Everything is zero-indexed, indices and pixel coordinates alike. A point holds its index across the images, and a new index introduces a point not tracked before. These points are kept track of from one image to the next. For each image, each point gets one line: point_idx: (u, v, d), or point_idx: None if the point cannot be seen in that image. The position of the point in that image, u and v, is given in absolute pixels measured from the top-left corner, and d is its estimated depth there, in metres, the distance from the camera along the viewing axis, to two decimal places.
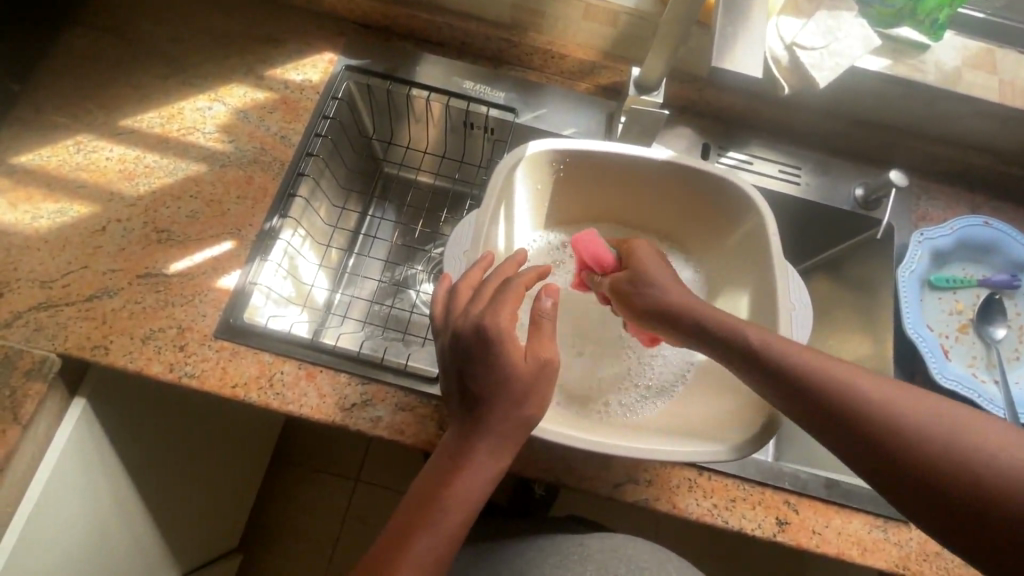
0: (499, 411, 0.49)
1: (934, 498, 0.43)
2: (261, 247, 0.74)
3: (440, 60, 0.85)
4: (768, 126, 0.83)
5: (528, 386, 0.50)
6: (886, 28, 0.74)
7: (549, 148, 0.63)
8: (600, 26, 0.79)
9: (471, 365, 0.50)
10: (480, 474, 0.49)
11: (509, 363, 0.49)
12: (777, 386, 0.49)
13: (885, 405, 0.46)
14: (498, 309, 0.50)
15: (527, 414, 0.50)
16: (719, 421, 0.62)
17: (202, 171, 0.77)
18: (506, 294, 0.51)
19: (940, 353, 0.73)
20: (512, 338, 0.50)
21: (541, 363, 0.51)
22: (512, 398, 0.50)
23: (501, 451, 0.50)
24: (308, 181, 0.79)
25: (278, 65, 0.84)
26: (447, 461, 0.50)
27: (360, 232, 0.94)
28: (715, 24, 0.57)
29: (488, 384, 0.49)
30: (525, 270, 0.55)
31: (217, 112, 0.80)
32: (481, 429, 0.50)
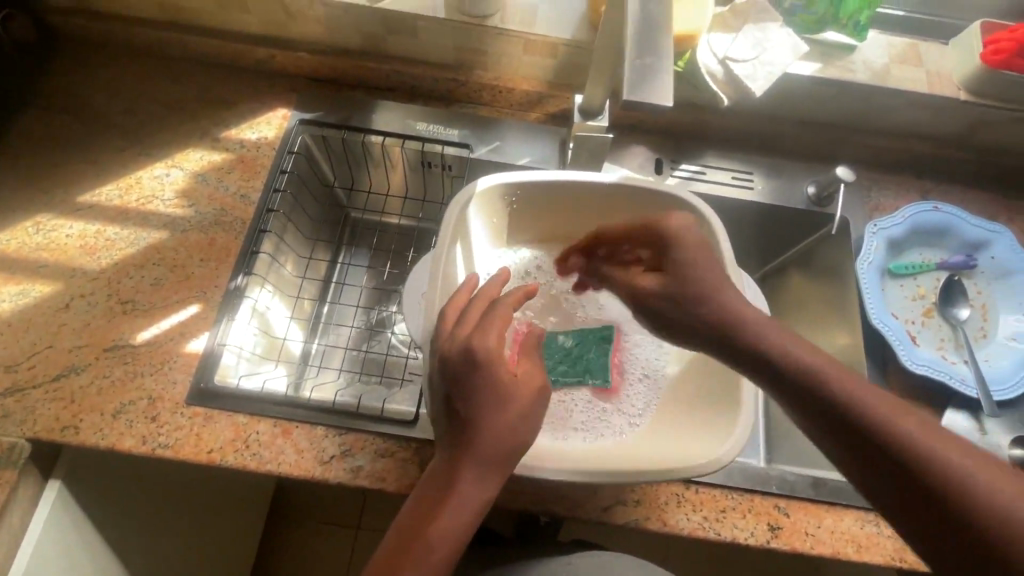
0: (489, 435, 0.49)
1: (930, 519, 0.38)
2: (227, 307, 0.74)
3: (395, 105, 0.86)
4: (716, 135, 0.86)
5: (520, 412, 0.50)
6: (813, 34, 0.77)
7: (499, 183, 0.62)
8: (540, 59, 0.81)
9: (459, 389, 0.50)
10: (467, 503, 0.48)
11: (498, 385, 0.50)
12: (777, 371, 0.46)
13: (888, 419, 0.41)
14: (486, 331, 0.50)
15: (518, 440, 0.50)
16: (703, 422, 0.62)
17: (163, 238, 0.77)
18: (493, 316, 0.50)
19: (908, 340, 0.73)
20: (500, 357, 0.50)
21: (534, 389, 0.51)
22: (501, 423, 0.49)
23: (489, 479, 0.49)
24: (271, 236, 0.80)
25: (233, 126, 0.85)
26: (435, 494, 0.49)
27: (331, 280, 0.94)
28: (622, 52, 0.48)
29: (477, 407, 0.49)
30: (511, 291, 0.55)
31: (174, 178, 0.81)
32: (469, 455, 0.49)
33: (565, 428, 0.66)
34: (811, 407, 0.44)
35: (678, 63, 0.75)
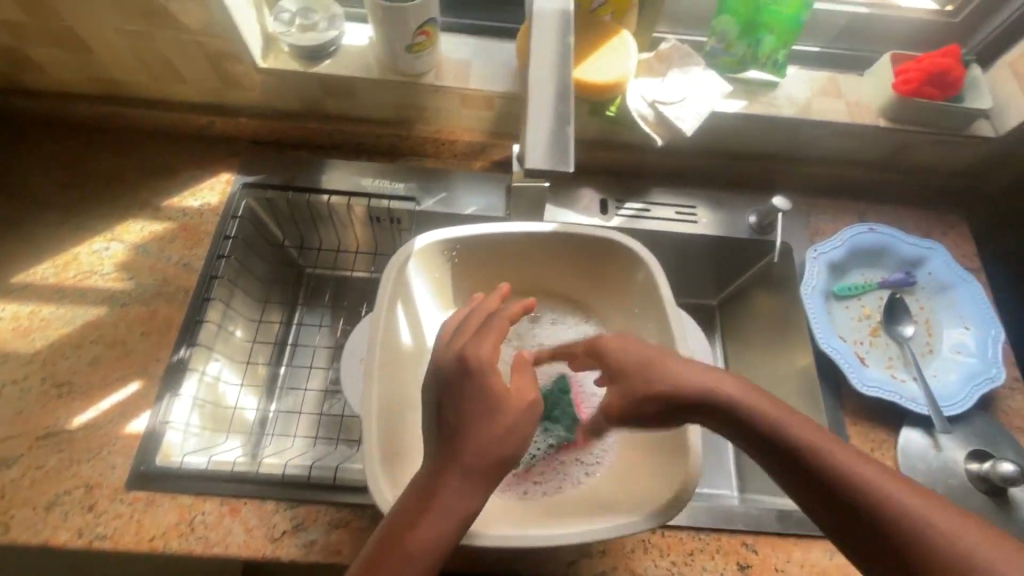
0: (476, 442, 0.47)
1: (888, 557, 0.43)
2: (171, 382, 0.71)
3: (341, 163, 0.86)
4: (657, 173, 0.88)
5: (510, 419, 0.48)
6: (736, 74, 0.80)
7: (435, 240, 0.62)
8: (479, 111, 0.82)
9: (451, 396, 0.50)
10: (448, 514, 0.45)
11: (488, 394, 0.49)
12: (744, 427, 0.50)
13: (849, 474, 0.45)
14: (480, 340, 0.52)
15: (509, 449, 0.48)
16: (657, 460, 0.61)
17: (103, 314, 0.75)
18: (486, 329, 0.53)
19: (856, 361, 0.74)
20: (493, 368, 0.51)
21: (527, 401, 0.50)
22: (488, 429, 0.48)
23: (475, 489, 0.46)
24: (216, 304, 0.78)
25: (175, 194, 0.84)
26: (417, 502, 0.46)
27: (286, 343, 0.91)
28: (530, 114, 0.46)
29: (465, 412, 0.48)
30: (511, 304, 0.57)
31: (114, 251, 0.79)
32: (454, 462, 0.47)
33: (526, 484, 0.64)
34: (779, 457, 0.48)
35: (609, 108, 0.77)
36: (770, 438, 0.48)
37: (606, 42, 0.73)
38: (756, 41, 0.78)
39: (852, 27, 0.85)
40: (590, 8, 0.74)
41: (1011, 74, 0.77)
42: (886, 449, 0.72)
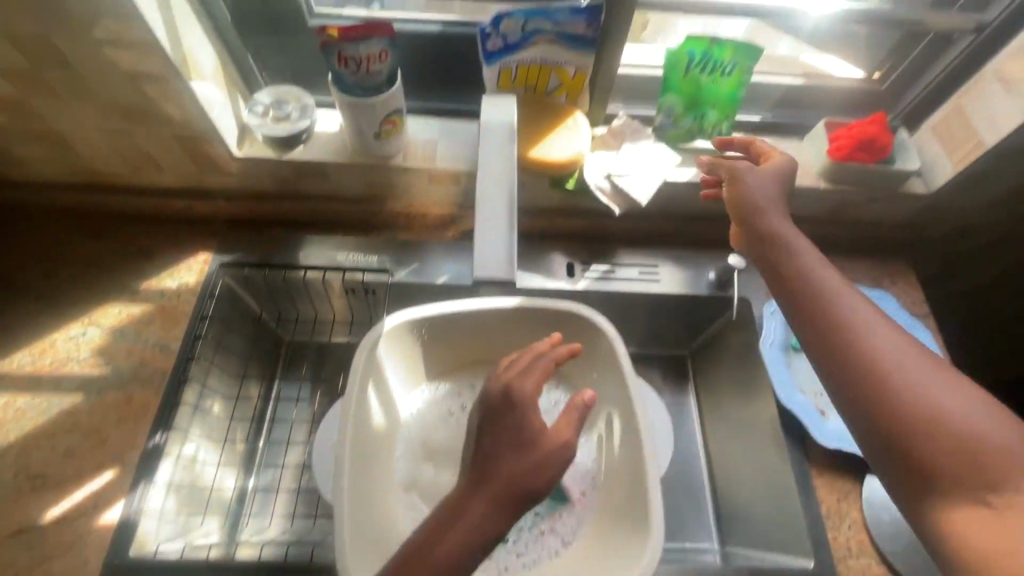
0: (508, 473, 0.49)
1: (941, 477, 0.48)
2: (145, 469, 0.72)
3: (318, 239, 0.90)
4: (620, 235, 0.93)
5: (545, 456, 0.49)
6: (684, 144, 0.86)
7: (403, 321, 0.65)
8: (446, 187, 0.87)
9: (490, 423, 0.51)
10: (473, 532, 0.47)
11: (522, 431, 0.50)
12: (831, 320, 0.56)
13: (926, 389, 0.51)
14: (524, 377, 0.53)
15: (537, 485, 0.49)
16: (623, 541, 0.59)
17: (78, 401, 0.76)
18: (533, 366, 0.54)
19: (816, 414, 0.78)
20: (532, 405, 0.52)
21: (559, 442, 0.50)
22: (517, 456, 0.49)
23: (499, 513, 0.48)
24: (192, 385, 0.79)
25: (153, 275, 0.86)
26: (446, 521, 0.48)
27: (264, 419, 0.90)
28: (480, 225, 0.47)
29: (496, 444, 0.50)
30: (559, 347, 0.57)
31: (91, 336, 0.81)
32: (485, 487, 0.48)
33: (502, 557, 0.65)
34: (858, 360, 0.54)
35: (568, 182, 0.82)
36: (853, 334, 0.55)
37: (562, 122, 0.79)
38: (701, 114, 0.84)
39: (790, 96, 0.92)
40: (546, 91, 0.80)
41: (934, 137, 0.84)
42: (852, 499, 0.74)
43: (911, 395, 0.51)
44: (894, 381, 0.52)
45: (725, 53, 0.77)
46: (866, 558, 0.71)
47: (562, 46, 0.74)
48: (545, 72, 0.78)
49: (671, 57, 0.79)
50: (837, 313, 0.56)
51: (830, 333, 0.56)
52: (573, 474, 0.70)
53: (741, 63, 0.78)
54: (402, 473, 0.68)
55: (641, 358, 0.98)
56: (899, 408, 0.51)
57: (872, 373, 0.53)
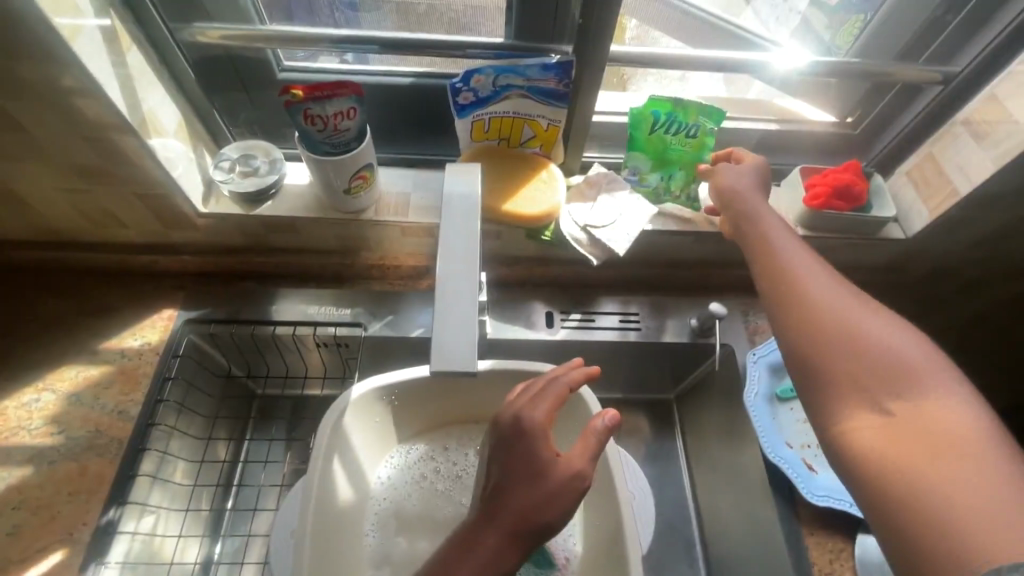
0: (519, 503, 0.47)
1: (854, 394, 0.46)
2: (97, 549, 0.67)
3: (290, 292, 0.87)
4: (599, 283, 0.92)
5: (556, 487, 0.47)
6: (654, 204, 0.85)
7: (373, 387, 0.62)
8: (421, 239, 0.85)
9: (501, 451, 0.50)
10: (482, 565, 0.45)
11: (535, 460, 0.49)
12: (770, 253, 0.58)
13: (851, 313, 0.50)
14: (537, 402, 0.52)
15: (547, 518, 0.46)
16: None
17: (27, 475, 0.71)
18: (546, 391, 0.53)
19: (805, 469, 0.76)
20: (546, 432, 0.50)
21: (570, 473, 0.48)
22: (526, 484, 0.48)
23: (510, 545, 0.46)
24: (152, 453, 0.75)
25: (114, 334, 0.83)
26: (454, 552, 0.46)
27: (231, 483, 0.86)
28: (438, 307, 0.46)
29: (508, 479, 0.48)
30: (575, 369, 0.56)
31: (44, 401, 0.76)
32: (492, 515, 0.47)
33: None
34: (784, 284, 0.54)
35: (545, 233, 0.81)
36: (788, 266, 0.55)
37: (535, 175, 0.78)
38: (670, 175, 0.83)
39: (766, 141, 0.92)
40: (520, 142, 0.80)
41: (910, 183, 0.84)
42: (845, 558, 0.71)
43: (835, 317, 0.50)
44: (816, 304, 0.51)
45: (690, 115, 0.77)
46: None
47: (533, 99, 0.74)
48: (518, 123, 0.78)
49: (637, 118, 0.79)
50: (778, 249, 0.58)
51: (769, 263, 0.57)
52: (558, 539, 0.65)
53: (706, 125, 0.78)
54: (372, 548, 0.64)
55: (626, 405, 0.96)
56: (815, 325, 0.50)
57: (795, 292, 0.53)
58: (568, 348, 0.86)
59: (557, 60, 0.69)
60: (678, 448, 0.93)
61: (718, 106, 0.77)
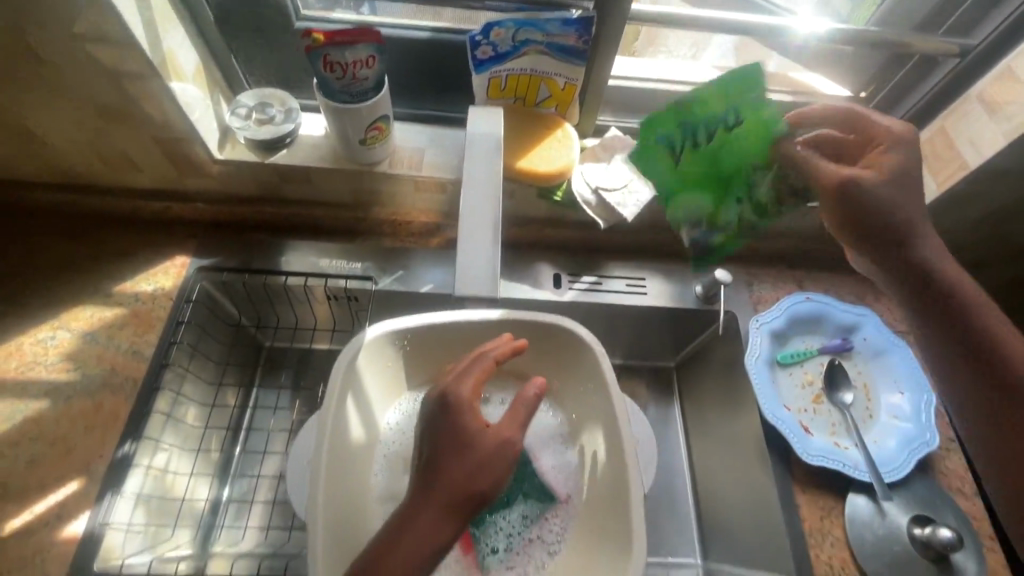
0: (453, 476, 0.50)
1: None
2: (113, 480, 0.69)
3: (300, 244, 0.88)
4: (607, 247, 0.93)
5: (483, 456, 0.51)
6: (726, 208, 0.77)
7: (386, 332, 0.63)
8: (434, 194, 0.85)
9: (433, 428, 0.53)
10: (423, 536, 0.48)
11: (462, 432, 0.52)
12: None
13: None
14: (462, 379, 0.55)
15: (481, 487, 0.50)
16: (613, 548, 0.57)
17: (44, 408, 0.73)
18: (471, 366, 0.56)
19: (801, 430, 0.77)
20: (471, 405, 0.53)
21: (499, 441, 0.52)
22: (456, 456, 0.51)
23: (452, 518, 0.49)
24: (165, 393, 0.76)
25: (127, 278, 0.84)
26: (397, 526, 0.49)
27: (240, 426, 0.88)
28: (461, 246, 0.47)
29: (442, 452, 0.51)
30: (498, 344, 0.59)
31: (59, 340, 0.78)
32: (432, 493, 0.50)
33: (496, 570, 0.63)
34: None
35: (556, 193, 0.81)
36: None
37: (550, 134, 0.79)
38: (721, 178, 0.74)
39: None
40: (536, 102, 0.80)
41: (920, 158, 0.85)
42: (835, 515, 0.74)
43: None
44: None
45: (698, 113, 0.68)
46: None
47: (552, 56, 0.74)
48: (535, 82, 0.78)
49: (647, 156, 0.74)
50: None
51: None
52: (558, 476, 0.68)
53: (732, 103, 0.66)
54: (381, 486, 0.66)
55: (626, 370, 0.98)
56: None
57: None
58: (575, 310, 0.88)
59: (578, 15, 0.69)
60: (675, 411, 0.96)
61: (734, 71, 0.63)
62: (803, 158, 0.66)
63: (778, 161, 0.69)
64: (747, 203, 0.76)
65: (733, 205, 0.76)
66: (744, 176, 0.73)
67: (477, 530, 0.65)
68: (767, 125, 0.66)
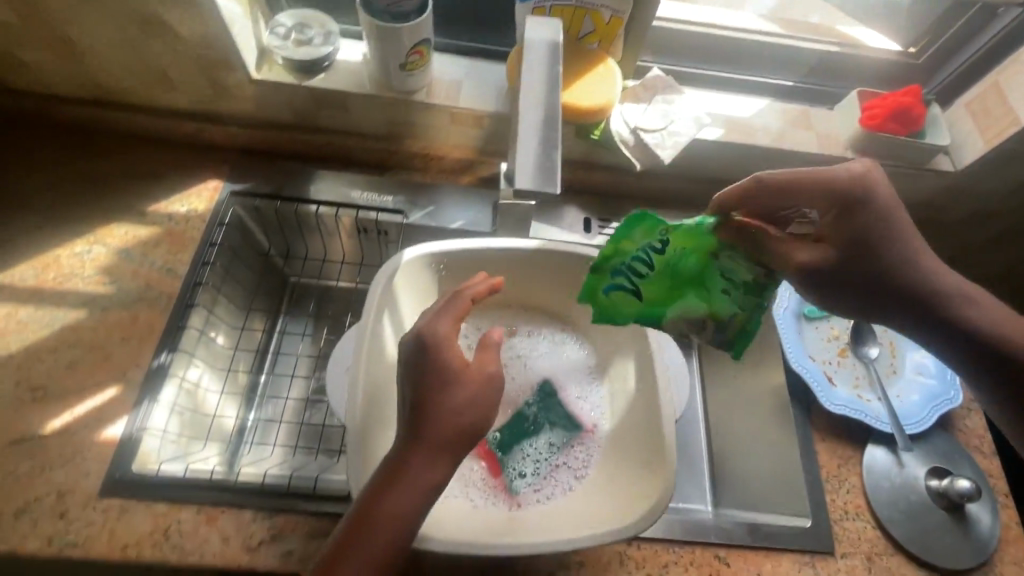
0: (442, 417, 0.49)
1: None
2: (149, 388, 0.71)
3: (332, 175, 0.87)
4: (639, 195, 0.91)
5: (471, 391, 0.50)
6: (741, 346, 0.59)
7: (424, 254, 0.64)
8: (468, 129, 0.84)
9: (419, 368, 0.51)
10: (416, 482, 0.48)
11: (447, 371, 0.50)
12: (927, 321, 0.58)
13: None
14: (440, 318, 0.52)
15: (469, 420, 0.49)
16: (643, 470, 0.61)
17: (82, 318, 0.74)
18: (450, 302, 0.53)
19: (824, 380, 0.79)
20: (452, 342, 0.51)
21: (485, 375, 0.51)
22: (439, 398, 0.49)
23: (441, 460, 0.49)
24: (199, 310, 0.78)
25: (161, 199, 0.84)
26: (384, 478, 0.48)
27: (268, 351, 0.90)
28: (520, 141, 0.49)
29: (426, 390, 0.50)
30: (475, 285, 0.56)
31: (95, 254, 0.79)
32: (420, 438, 0.49)
33: (523, 494, 0.64)
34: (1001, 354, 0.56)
35: (594, 132, 0.80)
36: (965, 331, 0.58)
37: (592, 69, 0.77)
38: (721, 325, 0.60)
39: (823, 65, 0.90)
40: (579, 35, 0.78)
41: (967, 115, 0.82)
42: (852, 465, 0.75)
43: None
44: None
45: (624, 248, 0.58)
46: (861, 521, 0.72)
47: None
48: (580, 14, 0.75)
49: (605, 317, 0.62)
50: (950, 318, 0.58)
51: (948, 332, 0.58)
52: (584, 406, 0.70)
53: (645, 233, 0.57)
54: None
55: None
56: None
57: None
58: None
59: None
60: None
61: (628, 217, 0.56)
62: (752, 234, 0.57)
63: (744, 247, 0.57)
64: (736, 288, 0.58)
65: (720, 296, 0.59)
66: (712, 271, 0.58)
67: (504, 454, 0.66)
68: (700, 229, 0.57)
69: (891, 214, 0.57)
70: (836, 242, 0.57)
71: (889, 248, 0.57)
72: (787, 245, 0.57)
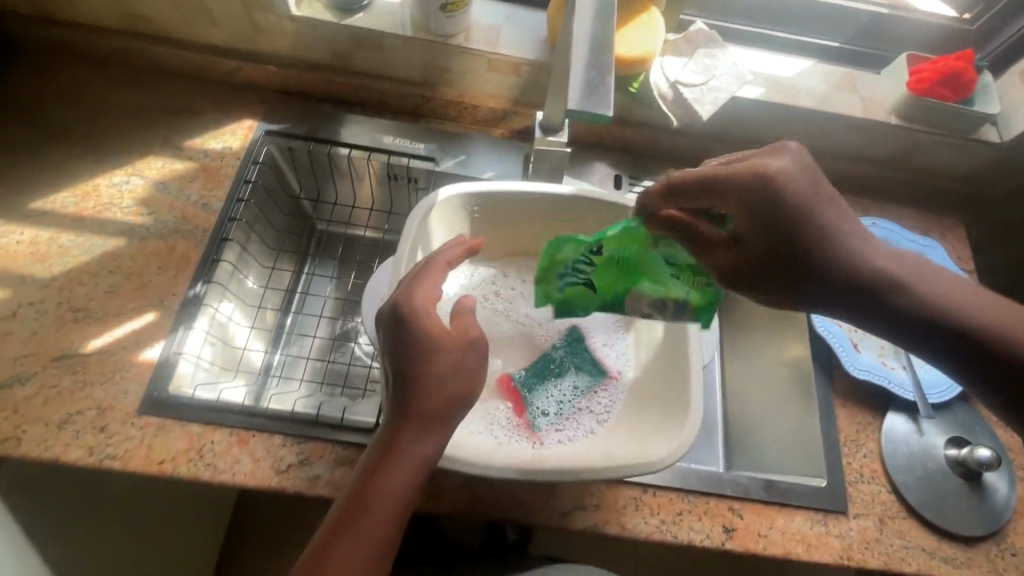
0: (430, 392, 0.50)
1: None
2: (185, 316, 0.73)
3: (364, 119, 0.87)
4: (671, 154, 0.90)
5: (456, 360, 0.52)
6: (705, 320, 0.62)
7: (459, 194, 0.65)
8: (504, 76, 0.83)
9: (401, 341, 0.52)
10: (409, 459, 0.50)
11: (427, 340, 0.51)
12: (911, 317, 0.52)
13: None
14: (415, 288, 0.54)
15: (454, 391, 0.51)
16: (663, 419, 0.62)
17: (120, 246, 0.76)
18: (424, 271, 0.55)
19: (850, 345, 0.79)
20: (427, 313, 0.52)
21: (467, 340, 0.53)
22: (423, 371, 0.51)
23: (430, 433, 0.50)
24: (232, 246, 0.79)
25: (197, 135, 0.84)
26: (377, 456, 0.50)
27: (295, 291, 0.92)
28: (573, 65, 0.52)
29: (412, 365, 0.51)
30: (449, 248, 0.58)
31: (133, 185, 0.80)
32: (407, 415, 0.50)
33: (545, 435, 0.65)
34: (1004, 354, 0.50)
35: (632, 84, 0.80)
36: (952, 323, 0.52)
37: (635, 18, 0.75)
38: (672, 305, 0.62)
39: (871, 27, 0.87)
40: None
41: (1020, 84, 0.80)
42: (871, 431, 0.76)
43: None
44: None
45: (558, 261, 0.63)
46: (876, 485, 0.72)
47: None
48: None
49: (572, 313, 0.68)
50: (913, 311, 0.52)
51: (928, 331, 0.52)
52: (609, 355, 0.71)
53: (573, 247, 0.61)
54: None
55: None
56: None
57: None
58: None
59: None
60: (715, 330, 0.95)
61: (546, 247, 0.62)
62: (679, 232, 0.57)
63: (679, 238, 0.57)
64: (683, 271, 0.60)
65: (670, 279, 0.61)
66: (650, 260, 0.60)
67: (528, 394, 0.68)
68: (627, 231, 0.59)
69: (810, 209, 0.50)
70: (760, 249, 0.53)
71: (819, 246, 0.51)
72: (715, 255, 0.56)
